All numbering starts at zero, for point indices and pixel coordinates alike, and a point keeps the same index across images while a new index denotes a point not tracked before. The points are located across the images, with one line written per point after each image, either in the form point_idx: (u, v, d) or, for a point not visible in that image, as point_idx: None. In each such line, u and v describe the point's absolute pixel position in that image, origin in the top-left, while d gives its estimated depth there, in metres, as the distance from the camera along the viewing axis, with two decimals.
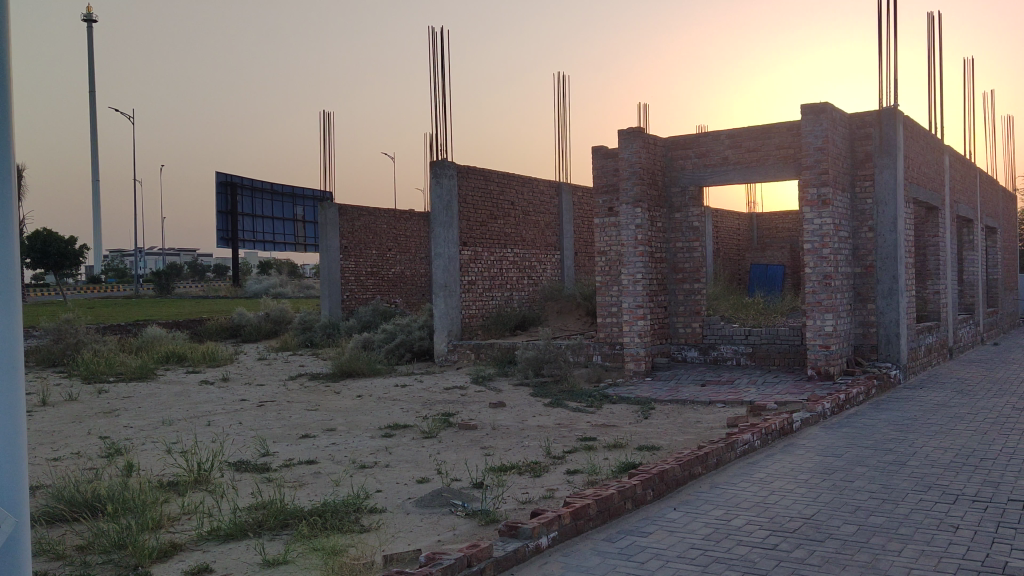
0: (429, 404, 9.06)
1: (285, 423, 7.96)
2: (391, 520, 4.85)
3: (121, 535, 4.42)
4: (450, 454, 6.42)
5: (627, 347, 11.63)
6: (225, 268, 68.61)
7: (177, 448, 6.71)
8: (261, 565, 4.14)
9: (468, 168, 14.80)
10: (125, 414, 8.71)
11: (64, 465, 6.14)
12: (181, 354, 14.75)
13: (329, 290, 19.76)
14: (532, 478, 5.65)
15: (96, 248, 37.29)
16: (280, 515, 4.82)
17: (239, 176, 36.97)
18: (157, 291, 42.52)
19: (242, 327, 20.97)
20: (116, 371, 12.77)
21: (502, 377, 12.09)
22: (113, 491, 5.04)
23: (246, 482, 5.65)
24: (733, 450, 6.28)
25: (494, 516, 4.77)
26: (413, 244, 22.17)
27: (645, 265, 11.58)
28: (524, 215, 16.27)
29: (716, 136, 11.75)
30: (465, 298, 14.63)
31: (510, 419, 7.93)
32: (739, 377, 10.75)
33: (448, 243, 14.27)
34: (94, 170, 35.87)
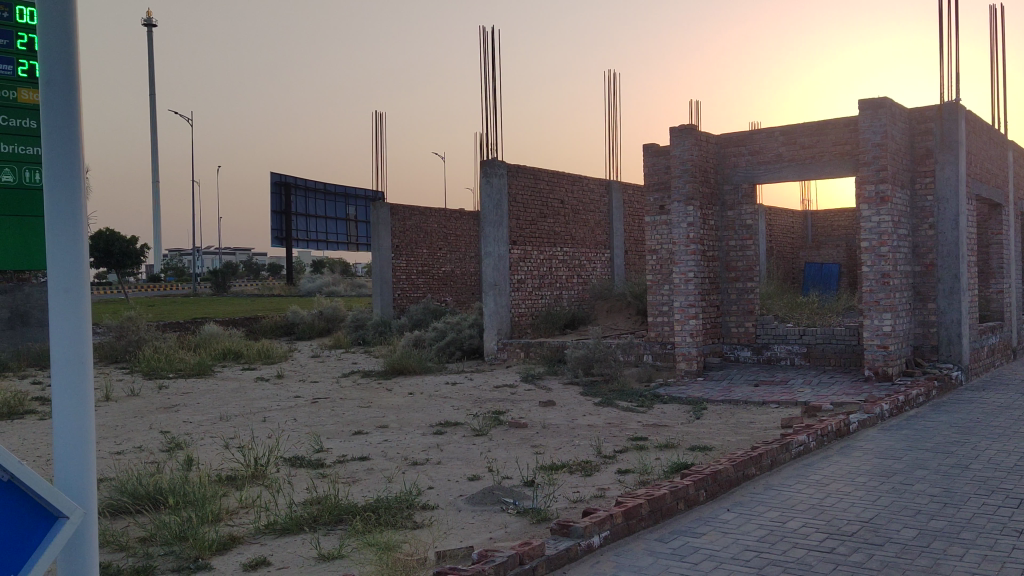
0: (479, 402, 9.10)
1: (338, 420, 8.06)
2: (444, 516, 4.89)
3: (182, 528, 4.53)
4: (501, 452, 6.44)
5: (678, 347, 11.55)
6: (279, 268, 69.75)
7: (234, 443, 6.84)
8: (316, 560, 4.21)
9: (518, 167, 14.83)
10: (184, 410, 8.93)
11: (126, 459, 6.32)
12: (237, 351, 15.04)
13: (380, 289, 19.97)
14: (583, 477, 5.63)
15: (155, 248, 38.20)
16: (334, 511, 4.89)
17: (293, 176, 37.58)
18: (214, 290, 43.39)
19: (296, 325, 21.28)
20: (174, 367, 13.05)
21: (553, 376, 12.08)
22: (174, 485, 5.16)
23: (301, 478, 5.74)
24: (788, 452, 6.20)
25: (546, 514, 4.77)
26: (464, 243, 22.29)
27: (697, 264, 11.49)
28: (574, 214, 16.24)
29: (770, 134, 11.59)
30: (514, 296, 14.65)
31: (561, 418, 7.92)
32: (794, 378, 10.58)
33: (498, 242, 14.32)
34: (153, 171, 36.63)
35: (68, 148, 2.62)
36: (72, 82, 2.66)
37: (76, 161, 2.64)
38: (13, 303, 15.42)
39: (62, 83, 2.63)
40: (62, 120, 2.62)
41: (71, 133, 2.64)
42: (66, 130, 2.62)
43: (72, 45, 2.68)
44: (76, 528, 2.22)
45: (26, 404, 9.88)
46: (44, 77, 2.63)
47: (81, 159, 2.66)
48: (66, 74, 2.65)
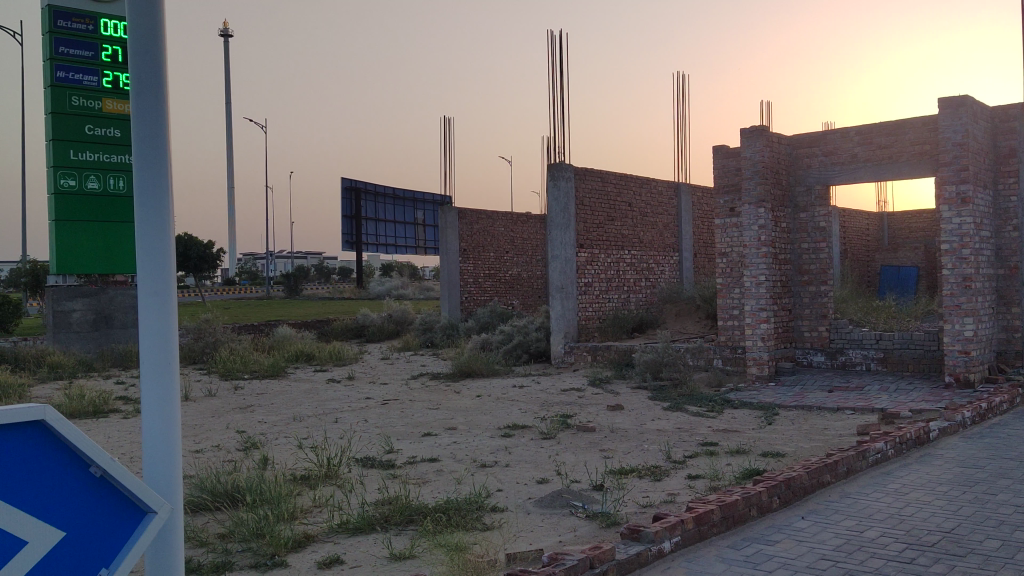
0: (547, 405, 9.10)
1: (408, 421, 8.17)
2: (513, 519, 4.91)
3: (259, 526, 4.65)
4: (569, 455, 6.44)
5: (749, 351, 11.38)
6: (348, 272, 70.92)
7: (307, 443, 6.98)
8: (389, 559, 4.27)
9: (585, 170, 14.82)
10: (260, 410, 9.15)
11: (205, 457, 6.50)
12: (309, 353, 15.35)
13: (448, 292, 20.15)
14: (652, 482, 5.59)
15: (230, 253, 39.25)
16: (405, 511, 4.95)
17: (363, 181, 38.22)
18: (286, 293, 44.36)
19: (366, 328, 21.62)
20: (249, 367, 13.39)
21: (620, 380, 12.01)
22: (251, 483, 5.29)
23: (372, 478, 5.83)
24: (865, 459, 6.06)
25: (615, 518, 4.75)
26: (530, 247, 22.36)
27: (768, 267, 11.33)
28: (642, 217, 16.14)
29: (845, 134, 11.35)
30: (582, 300, 14.62)
31: (629, 422, 7.88)
32: (870, 383, 10.31)
33: (565, 245, 14.31)
34: (228, 178, 37.68)
35: (158, 160, 2.73)
36: (158, 104, 2.75)
37: (163, 177, 2.74)
38: (97, 305, 16.05)
39: (153, 95, 2.74)
40: (153, 130, 2.73)
41: (158, 150, 2.74)
42: (154, 151, 2.72)
43: (161, 56, 2.78)
44: (161, 524, 2.34)
45: (111, 403, 10.25)
46: (137, 87, 2.73)
47: (166, 175, 2.75)
48: (156, 84, 2.75)
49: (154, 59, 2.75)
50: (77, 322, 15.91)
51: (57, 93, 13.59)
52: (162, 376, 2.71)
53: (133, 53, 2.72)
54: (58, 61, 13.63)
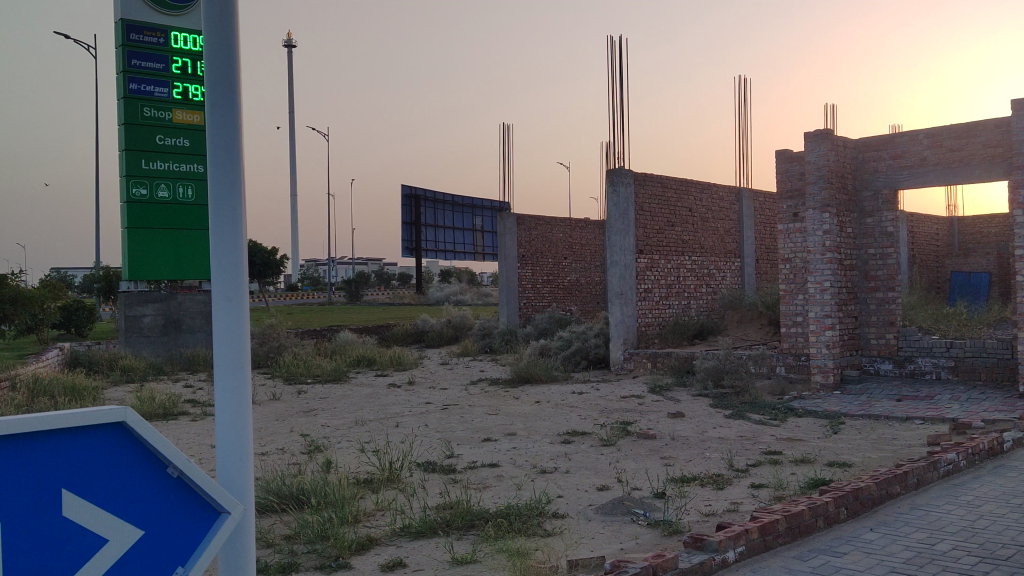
0: (606, 412, 9.07)
1: (468, 426, 8.21)
2: (574, 525, 4.90)
3: (323, 527, 4.73)
4: (630, 462, 6.41)
5: (813, 359, 11.19)
6: (406, 278, 71.60)
7: (369, 447, 7.07)
8: (450, 563, 4.29)
9: (645, 176, 14.76)
10: (323, 414, 9.30)
11: (271, 460, 6.62)
12: (370, 358, 15.54)
13: (507, 298, 20.19)
14: (715, 491, 5.53)
15: (293, 259, 39.92)
16: (466, 516, 4.97)
17: (423, 188, 38.64)
18: (347, 298, 44.93)
19: (426, 333, 21.78)
20: (312, 372, 13.60)
21: (680, 387, 11.88)
22: (315, 485, 5.39)
23: (434, 483, 5.89)
24: (936, 470, 5.90)
25: (677, 527, 4.71)
26: (589, 253, 22.32)
27: (833, 273, 11.13)
28: (703, 222, 15.99)
29: (914, 136, 11.10)
30: (641, 306, 14.52)
31: (691, 430, 7.80)
32: (940, 393, 10.03)
33: (624, 250, 14.25)
34: (291, 185, 38.35)
35: (232, 170, 2.80)
36: (231, 113, 2.82)
37: (235, 184, 2.81)
38: (167, 309, 16.48)
39: (227, 105, 2.81)
40: (228, 138, 2.80)
41: (231, 158, 2.81)
42: (227, 160, 2.79)
43: (235, 66, 2.85)
44: (234, 524, 2.38)
45: (180, 405, 10.50)
46: (213, 99, 2.80)
47: (239, 181, 2.83)
48: (230, 94, 2.82)
49: (228, 72, 2.82)
50: (148, 327, 16.37)
51: (129, 104, 13.91)
52: (235, 382, 2.77)
53: (208, 64, 2.80)
54: (130, 74, 13.95)
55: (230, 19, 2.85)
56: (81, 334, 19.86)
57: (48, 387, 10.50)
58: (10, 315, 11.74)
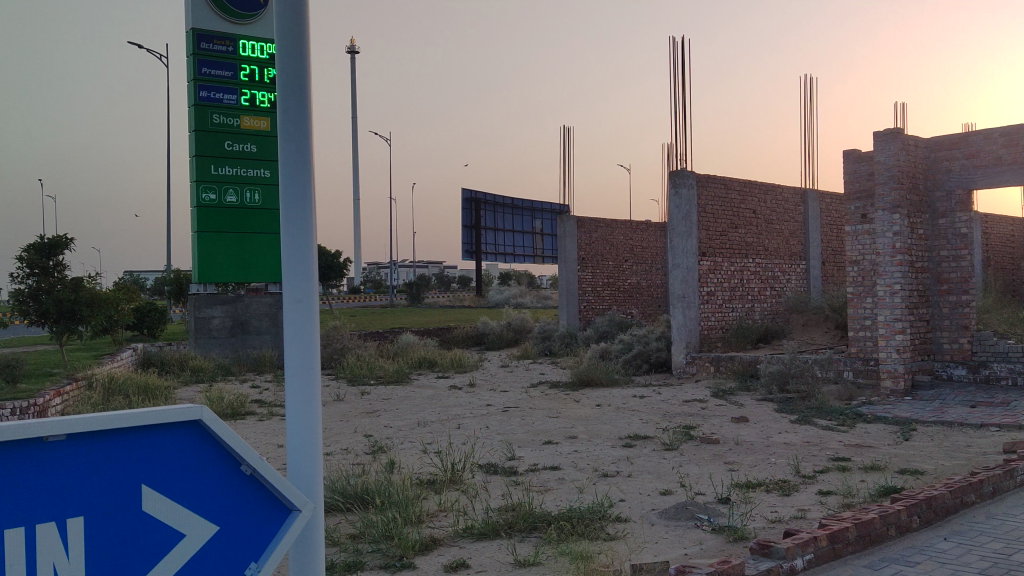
0: (669, 416, 8.99)
1: (529, 429, 8.22)
2: (637, 529, 4.87)
3: (388, 527, 4.78)
4: (693, 467, 6.34)
5: (883, 364, 10.93)
6: (466, 281, 72.06)
7: (432, 449, 7.12)
8: (514, 565, 4.29)
9: (707, 178, 14.61)
10: (386, 415, 9.41)
11: (336, 459, 6.72)
12: (431, 360, 15.67)
13: (567, 301, 20.16)
14: (781, 497, 5.44)
15: (355, 263, 40.50)
16: (529, 518, 4.98)
17: (482, 192, 38.89)
18: (408, 301, 45.38)
19: (486, 335, 21.87)
20: (375, 373, 13.78)
21: (744, 392, 11.71)
22: (379, 485, 5.45)
23: (496, 485, 5.91)
24: (1013, 479, 5.71)
25: (743, 533, 4.64)
26: (650, 255, 22.18)
27: (904, 276, 10.86)
28: (768, 224, 15.76)
29: (988, 136, 10.77)
30: (703, 309, 14.36)
31: (755, 435, 7.69)
32: (1017, 399, 9.70)
33: (686, 253, 14.11)
34: (354, 190, 38.91)
35: (301, 174, 2.85)
36: (302, 116, 2.87)
37: (305, 186, 2.87)
38: (235, 312, 16.85)
39: (297, 108, 2.86)
40: (298, 141, 2.86)
41: (301, 160, 2.86)
42: (299, 164, 2.84)
43: (305, 71, 2.90)
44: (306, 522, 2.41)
45: (248, 405, 10.73)
46: (284, 103, 2.86)
47: (309, 184, 2.88)
48: (300, 98, 2.87)
49: (297, 77, 2.87)
50: (217, 328, 16.77)
51: (200, 112, 13.98)
52: (303, 383, 2.81)
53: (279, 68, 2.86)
54: (201, 82, 14.00)
55: (300, 24, 2.90)
56: (153, 335, 20.43)
57: (122, 386, 10.81)
58: (86, 316, 12.12)
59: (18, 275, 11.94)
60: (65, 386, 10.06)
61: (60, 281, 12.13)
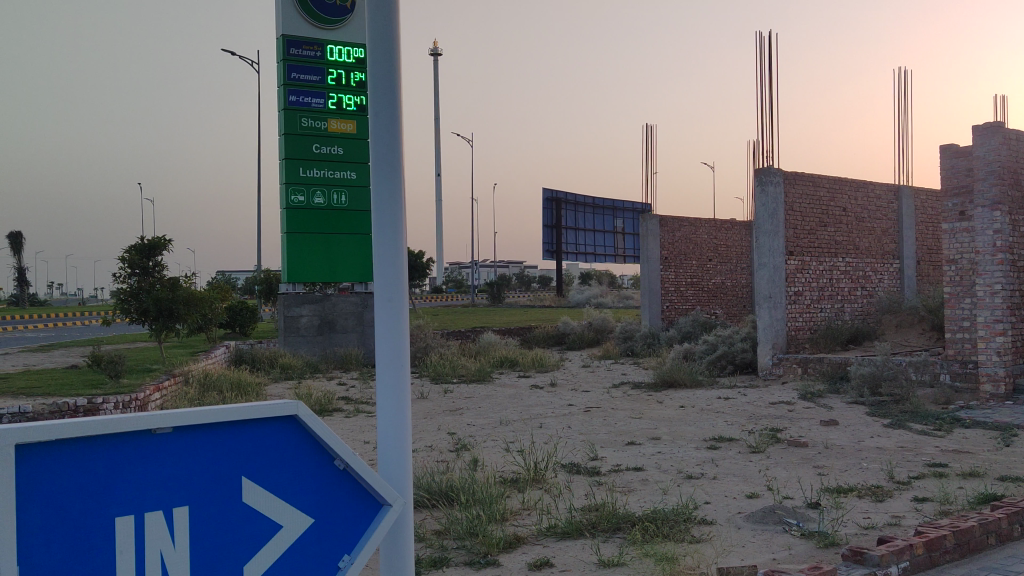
0: (755, 418, 8.82)
1: (611, 429, 8.18)
2: (723, 532, 4.79)
3: (473, 525, 4.83)
4: (781, 470, 6.22)
5: (982, 366, 10.49)
6: (546, 281, 72.11)
7: (515, 447, 7.16)
8: (598, 565, 4.28)
9: (795, 175, 14.29)
10: (468, 413, 9.50)
11: (422, 456, 6.83)
12: (513, 359, 15.72)
13: (649, 300, 19.96)
14: (874, 503, 5.28)
15: (437, 262, 41.03)
16: (612, 518, 4.95)
17: (563, 192, 38.97)
18: (489, 301, 45.69)
19: (567, 335, 21.83)
20: (457, 372, 13.93)
21: (834, 394, 11.42)
22: (463, 483, 5.51)
23: (579, 485, 5.89)
24: None
25: (834, 539, 4.52)
26: (734, 254, 21.83)
27: (1006, 275, 10.43)
28: (858, 222, 15.32)
29: None
30: (791, 309, 14.04)
31: (846, 439, 7.48)
32: None
33: (773, 252, 13.83)
34: (436, 191, 39.44)
35: (392, 181, 2.90)
36: (392, 122, 2.92)
37: (396, 190, 2.91)
38: (322, 310, 17.25)
39: (389, 114, 2.92)
40: (388, 146, 2.91)
41: (392, 165, 2.91)
42: (390, 170, 2.90)
43: (396, 77, 2.95)
44: (396, 517, 2.45)
45: (334, 402, 10.98)
46: (376, 107, 2.92)
47: (400, 187, 2.93)
48: (391, 103, 2.93)
49: (390, 82, 2.93)
50: (304, 327, 17.20)
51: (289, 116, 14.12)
52: (394, 384, 2.85)
53: (372, 75, 2.92)
54: (290, 87, 14.13)
55: (393, 31, 2.95)
56: (244, 333, 21.08)
57: (216, 382, 11.20)
58: (182, 314, 12.59)
59: (120, 275, 12.52)
60: (164, 382, 10.48)
61: (159, 281, 12.63)
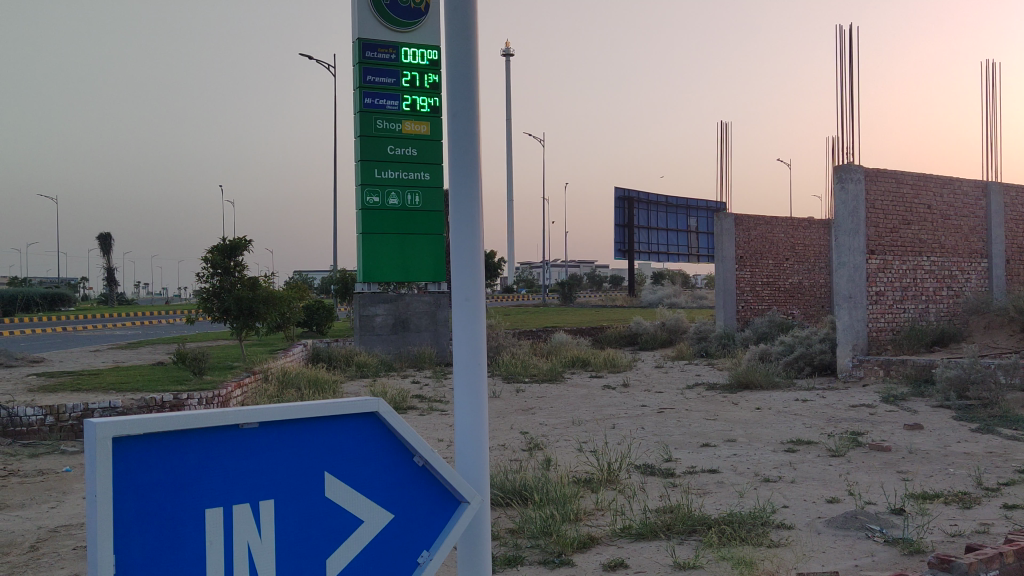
0: (834, 421, 8.61)
1: (686, 431, 8.10)
2: (803, 537, 4.69)
3: (547, 524, 4.84)
4: (863, 475, 6.06)
5: None
6: (617, 281, 71.67)
7: (588, 448, 7.14)
8: (673, 567, 4.24)
9: (877, 171, 13.87)
10: (541, 412, 9.51)
11: (496, 454, 6.87)
12: (585, 359, 15.68)
13: (724, 300, 19.68)
14: (961, 510, 5.10)
15: (509, 263, 41.21)
16: (688, 521, 4.90)
17: (636, 192, 38.76)
18: (560, 300, 45.66)
19: (640, 335, 21.67)
20: (529, 371, 13.98)
21: (918, 398, 11.07)
22: (537, 482, 5.52)
23: (654, 486, 5.85)
24: None
25: (920, 546, 4.39)
26: (813, 253, 21.34)
27: None
28: (944, 220, 14.82)
29: None
30: (872, 309, 13.65)
31: (931, 443, 7.24)
32: None
33: (853, 251, 13.50)
34: (508, 192, 39.67)
35: (469, 184, 2.92)
36: (469, 123, 2.94)
37: (473, 190, 2.93)
38: (396, 310, 17.48)
39: (466, 115, 2.94)
40: (465, 148, 2.93)
41: (468, 166, 2.93)
42: (467, 171, 2.92)
43: (474, 78, 2.97)
44: (474, 514, 2.47)
45: (408, 400, 11.12)
46: (454, 108, 2.94)
47: (477, 188, 2.95)
48: (468, 105, 2.94)
49: (466, 83, 2.95)
50: (379, 325, 17.45)
51: (365, 118, 14.41)
52: (471, 385, 2.87)
53: (451, 78, 2.94)
54: (366, 89, 14.30)
55: (471, 33, 2.97)
56: (321, 332, 21.53)
57: (294, 380, 11.44)
58: (262, 313, 12.91)
59: (203, 275, 12.90)
60: (245, 379, 10.76)
61: (240, 280, 12.97)
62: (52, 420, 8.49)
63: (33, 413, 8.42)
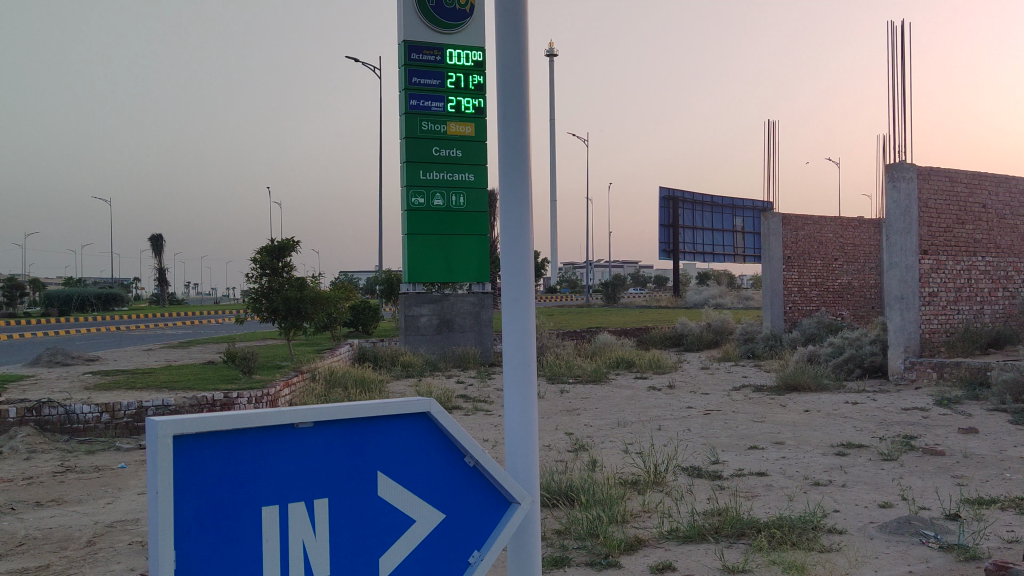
0: (886, 424, 8.45)
1: (733, 433, 8.02)
2: (855, 542, 4.62)
3: (593, 526, 4.83)
4: (916, 479, 5.94)
5: None
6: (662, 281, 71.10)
7: (633, 449, 7.10)
8: (722, 571, 4.19)
9: (930, 170, 13.59)
10: (586, 413, 9.49)
11: (543, 455, 6.87)
12: (629, 360, 15.61)
13: (771, 301, 19.49)
14: (1019, 516, 4.98)
15: (552, 264, 41.17)
16: (736, 524, 4.85)
17: (682, 193, 38.54)
18: (604, 301, 45.47)
19: (685, 336, 21.51)
20: (573, 372, 13.96)
21: (972, 401, 10.82)
22: (583, 483, 5.51)
23: (701, 488, 5.80)
24: None
25: (976, 552, 4.28)
26: (863, 253, 20.98)
27: None
28: (1000, 219, 14.47)
29: None
30: (925, 311, 13.37)
31: (987, 447, 7.08)
32: None
33: (905, 251, 13.25)
34: (551, 193, 39.64)
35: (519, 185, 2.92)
36: (518, 125, 2.94)
37: (522, 191, 2.93)
38: (441, 310, 17.55)
39: (517, 116, 2.94)
40: (515, 149, 2.93)
41: (518, 167, 2.93)
42: (517, 173, 2.92)
43: (523, 80, 2.97)
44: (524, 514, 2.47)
45: (453, 400, 11.16)
46: (504, 109, 2.95)
47: (526, 189, 2.94)
48: (518, 106, 2.95)
49: (515, 86, 2.94)
50: (424, 326, 17.53)
51: (410, 119, 14.43)
52: (520, 388, 2.86)
53: (502, 81, 2.95)
54: (412, 91, 14.44)
55: (520, 35, 2.97)
56: (366, 331, 21.74)
57: (341, 379, 11.57)
58: (308, 313, 13.06)
59: (252, 275, 13.10)
60: (293, 378, 10.89)
61: (288, 281, 13.13)
62: (108, 417, 8.65)
63: (89, 410, 8.61)
